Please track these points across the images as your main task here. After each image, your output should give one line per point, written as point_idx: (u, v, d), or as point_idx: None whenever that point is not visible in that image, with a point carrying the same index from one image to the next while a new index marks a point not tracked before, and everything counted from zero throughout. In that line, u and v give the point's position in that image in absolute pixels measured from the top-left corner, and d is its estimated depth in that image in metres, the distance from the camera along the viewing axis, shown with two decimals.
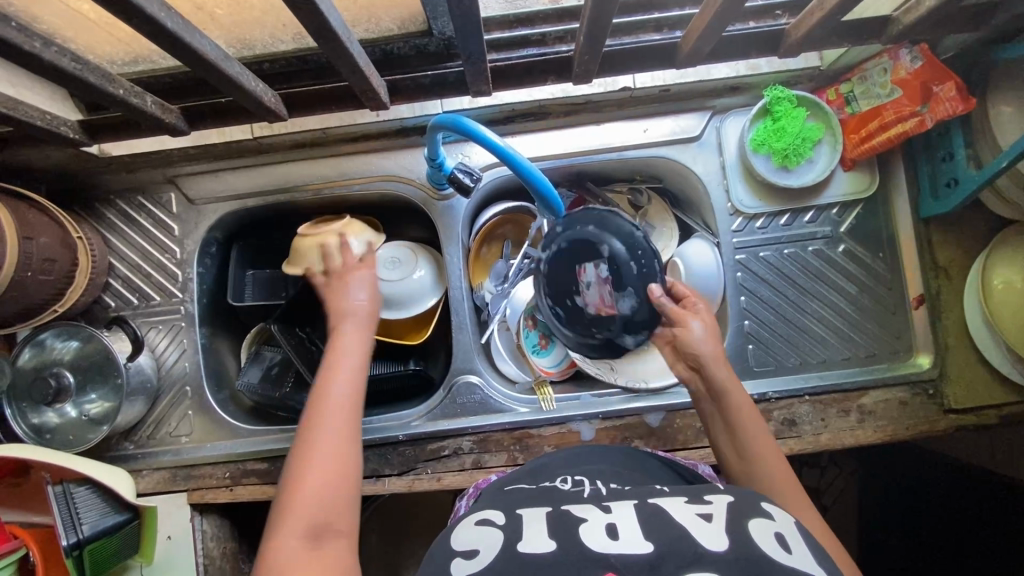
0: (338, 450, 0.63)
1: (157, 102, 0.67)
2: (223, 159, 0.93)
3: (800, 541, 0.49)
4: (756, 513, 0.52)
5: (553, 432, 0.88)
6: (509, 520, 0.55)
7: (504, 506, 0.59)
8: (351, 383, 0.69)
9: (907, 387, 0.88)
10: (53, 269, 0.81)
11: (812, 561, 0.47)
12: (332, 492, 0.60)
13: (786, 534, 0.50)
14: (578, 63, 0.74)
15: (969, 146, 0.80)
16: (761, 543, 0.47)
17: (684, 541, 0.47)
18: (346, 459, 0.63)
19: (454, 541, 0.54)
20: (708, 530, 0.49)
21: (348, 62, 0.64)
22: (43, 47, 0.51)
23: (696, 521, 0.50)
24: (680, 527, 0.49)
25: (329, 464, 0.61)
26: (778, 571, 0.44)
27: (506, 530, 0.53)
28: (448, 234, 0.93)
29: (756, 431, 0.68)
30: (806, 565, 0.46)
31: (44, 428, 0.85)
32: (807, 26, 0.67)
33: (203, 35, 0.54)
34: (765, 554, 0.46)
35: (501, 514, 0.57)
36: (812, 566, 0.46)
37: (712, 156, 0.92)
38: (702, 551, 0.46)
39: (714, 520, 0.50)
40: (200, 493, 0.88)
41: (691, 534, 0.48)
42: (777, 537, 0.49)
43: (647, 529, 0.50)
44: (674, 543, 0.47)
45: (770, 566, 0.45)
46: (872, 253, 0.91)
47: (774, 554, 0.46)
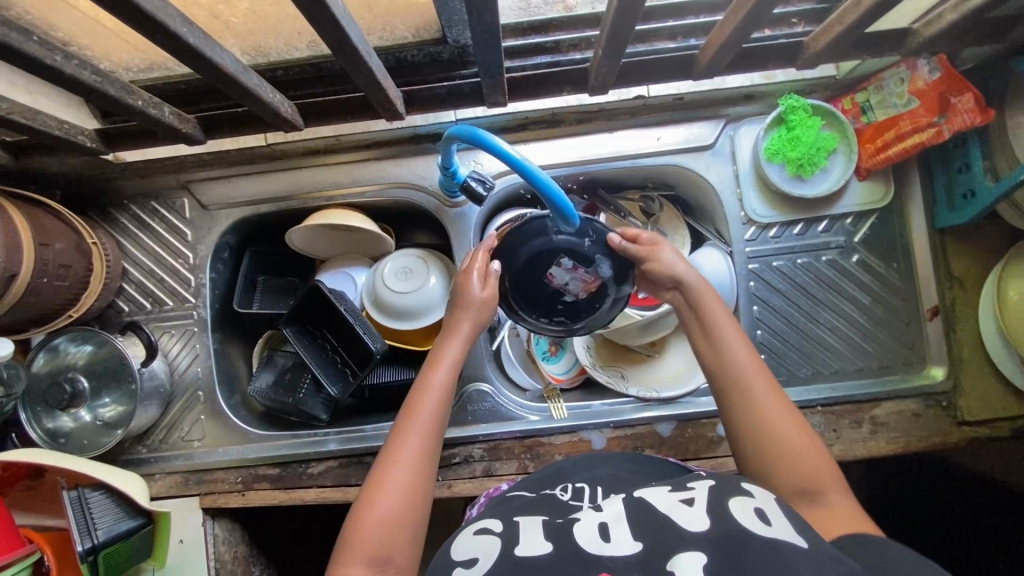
0: (411, 488, 0.64)
1: (174, 111, 0.67)
2: (236, 165, 0.93)
3: (778, 513, 0.50)
4: (736, 492, 0.53)
5: (564, 440, 0.88)
6: (506, 528, 0.56)
7: (502, 514, 0.60)
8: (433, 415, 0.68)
9: (920, 399, 0.87)
10: (68, 275, 0.82)
11: (792, 532, 0.48)
12: (397, 527, 0.61)
13: (767, 509, 0.51)
14: (594, 75, 0.74)
15: (986, 157, 0.79)
16: (741, 519, 0.48)
17: (667, 527, 0.48)
18: (416, 495, 0.63)
19: (454, 552, 0.55)
20: (689, 514, 0.50)
21: (365, 74, 0.64)
22: (65, 60, 0.51)
23: (679, 507, 0.51)
24: (662, 516, 0.50)
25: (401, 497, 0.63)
26: (759, 546, 0.45)
27: (505, 535, 0.54)
28: (460, 242, 0.93)
29: (742, 353, 0.68)
30: (787, 536, 0.47)
31: (59, 432, 0.85)
32: (827, 39, 0.67)
33: (223, 49, 0.54)
34: (745, 528, 0.47)
35: (499, 521, 0.58)
36: (791, 537, 0.47)
37: (725, 164, 0.92)
38: (685, 535, 0.47)
39: (696, 503, 0.51)
40: (212, 497, 0.88)
41: (672, 519, 0.49)
42: (757, 513, 0.50)
43: (634, 522, 0.50)
44: (659, 533, 0.48)
45: (750, 540, 0.45)
46: (886, 264, 0.91)
47: (753, 529, 0.47)
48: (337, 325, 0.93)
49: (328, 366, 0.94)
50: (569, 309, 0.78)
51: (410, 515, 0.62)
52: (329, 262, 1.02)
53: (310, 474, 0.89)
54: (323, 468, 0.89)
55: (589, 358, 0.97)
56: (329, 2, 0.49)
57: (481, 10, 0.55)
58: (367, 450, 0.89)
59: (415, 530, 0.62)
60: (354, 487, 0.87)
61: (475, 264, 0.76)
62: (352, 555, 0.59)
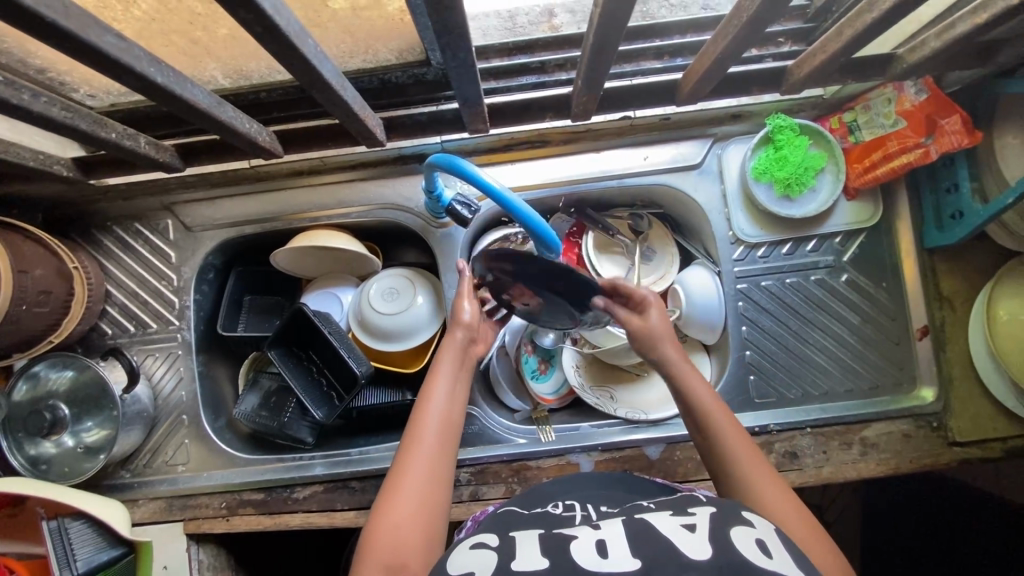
0: (427, 493, 0.59)
1: (150, 141, 0.67)
2: (219, 187, 0.93)
3: (780, 544, 0.49)
4: (738, 520, 0.52)
5: (551, 463, 0.87)
6: (502, 543, 0.54)
7: (498, 531, 0.58)
8: (441, 425, 0.65)
9: (910, 420, 0.87)
10: (48, 300, 0.81)
11: (794, 566, 0.47)
12: (414, 534, 0.56)
13: (768, 540, 0.49)
14: (577, 103, 0.73)
15: (974, 178, 0.79)
16: (744, 549, 0.47)
17: (668, 552, 0.47)
18: (433, 505, 0.58)
19: (450, 566, 0.52)
20: (691, 541, 0.49)
21: (342, 107, 0.63)
22: (32, 98, 0.51)
23: (680, 532, 0.50)
24: (664, 540, 0.49)
25: (417, 505, 0.58)
26: None
27: (499, 550, 0.52)
28: (446, 262, 0.92)
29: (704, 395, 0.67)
30: (787, 569, 0.46)
31: (40, 459, 0.84)
32: (810, 65, 0.66)
33: (194, 84, 0.53)
34: (748, 560, 0.46)
35: (495, 537, 0.55)
36: (793, 570, 0.46)
37: (712, 183, 0.91)
38: (687, 561, 0.46)
39: (699, 529, 0.50)
40: (196, 523, 0.87)
41: (674, 546, 0.48)
42: (759, 544, 0.49)
43: (634, 543, 0.49)
44: (660, 556, 0.46)
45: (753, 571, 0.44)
46: (877, 283, 0.90)
47: (755, 559, 0.46)
48: (321, 347, 0.93)
49: (313, 388, 0.93)
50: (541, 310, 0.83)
51: (428, 529, 0.57)
52: (315, 282, 1.01)
53: (295, 499, 0.88)
54: (308, 492, 0.88)
55: (578, 378, 0.96)
56: (298, 40, 0.48)
57: (455, 45, 0.55)
58: (352, 475, 0.88)
59: (433, 541, 0.57)
60: (340, 512, 0.87)
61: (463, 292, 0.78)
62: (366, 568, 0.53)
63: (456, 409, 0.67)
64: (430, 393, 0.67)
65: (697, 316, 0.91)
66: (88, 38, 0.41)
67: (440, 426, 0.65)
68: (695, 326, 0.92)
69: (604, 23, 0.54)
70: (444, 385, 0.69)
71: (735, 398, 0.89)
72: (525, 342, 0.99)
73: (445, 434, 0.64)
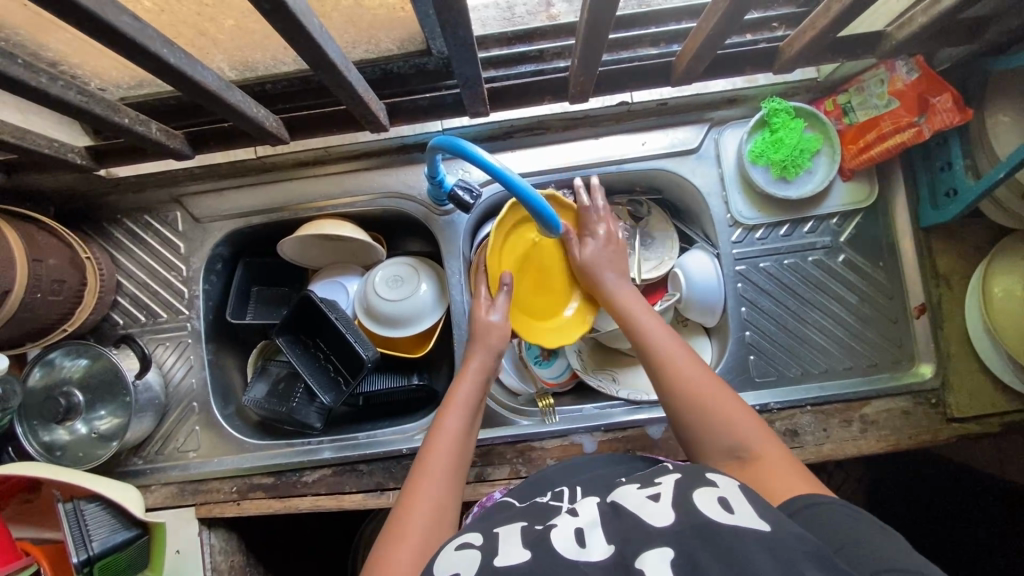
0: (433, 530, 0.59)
1: (161, 128, 0.69)
2: (227, 178, 0.95)
3: (742, 498, 0.49)
4: (701, 483, 0.52)
5: (555, 444, 0.89)
6: (486, 540, 0.54)
7: (483, 526, 0.58)
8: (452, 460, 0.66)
9: (910, 396, 0.88)
10: (62, 289, 0.83)
11: (755, 516, 0.47)
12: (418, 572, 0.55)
13: (730, 496, 0.50)
14: (574, 84, 0.75)
15: (967, 156, 0.80)
16: (706, 510, 0.47)
17: (632, 528, 0.48)
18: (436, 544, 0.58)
19: (435, 567, 0.52)
20: (657, 511, 0.49)
21: (346, 89, 0.65)
22: (50, 82, 0.53)
23: (646, 504, 0.51)
24: (632, 516, 0.49)
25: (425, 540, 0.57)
26: (725, 535, 0.44)
27: (484, 546, 0.52)
28: (449, 248, 0.94)
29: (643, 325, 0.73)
30: (750, 521, 0.46)
31: (55, 445, 0.86)
32: (801, 43, 0.68)
33: (205, 67, 0.55)
34: (710, 519, 0.46)
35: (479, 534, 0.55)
36: (755, 522, 0.46)
37: (710, 167, 0.93)
38: (651, 533, 0.47)
39: (664, 498, 0.51)
40: (208, 507, 0.89)
41: (640, 520, 0.49)
42: (721, 501, 0.49)
43: (609, 530, 0.49)
44: (629, 535, 0.47)
45: (715, 531, 0.45)
46: (872, 262, 0.92)
47: (717, 518, 0.46)
48: (328, 336, 0.95)
49: (322, 373, 0.95)
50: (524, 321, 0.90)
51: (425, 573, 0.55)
52: (322, 272, 1.03)
53: (305, 482, 0.89)
54: (317, 476, 0.90)
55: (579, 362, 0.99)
56: (301, 19, 0.50)
57: (453, 25, 0.56)
58: (361, 458, 0.89)
59: None
60: (348, 495, 0.88)
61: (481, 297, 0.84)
62: None
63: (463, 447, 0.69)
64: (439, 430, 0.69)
65: (699, 297, 0.92)
66: (106, 17, 0.43)
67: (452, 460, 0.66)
68: (697, 308, 0.93)
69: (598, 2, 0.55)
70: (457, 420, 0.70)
71: (735, 377, 0.91)
72: None
73: (452, 472, 0.65)
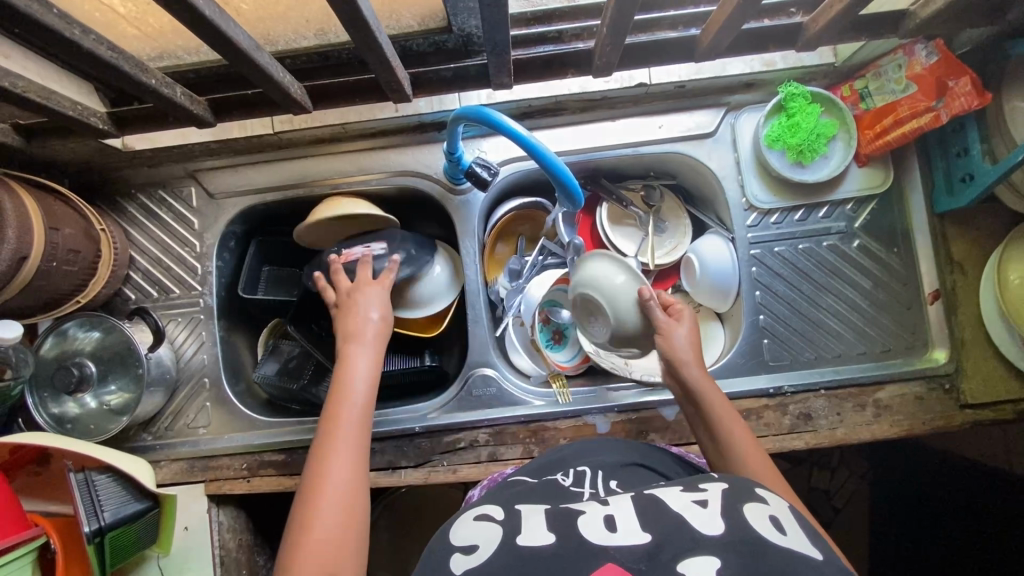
0: (347, 504, 0.61)
1: (186, 92, 0.68)
2: (243, 154, 0.94)
3: (792, 521, 0.50)
4: (751, 498, 0.53)
5: (568, 424, 0.88)
6: (507, 516, 0.56)
7: (504, 501, 0.61)
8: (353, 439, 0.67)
9: (923, 382, 0.88)
10: (77, 260, 0.82)
11: (806, 543, 0.47)
12: (341, 540, 0.58)
13: (782, 517, 0.51)
14: (599, 56, 0.75)
15: (983, 141, 0.81)
16: (757, 525, 0.48)
17: (681, 529, 0.48)
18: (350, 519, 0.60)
19: (455, 539, 0.55)
20: (704, 516, 0.50)
21: (375, 54, 0.64)
22: (82, 34, 0.53)
23: (692, 508, 0.51)
24: (676, 516, 0.50)
25: (342, 509, 0.60)
26: (775, 555, 0.44)
27: (506, 523, 0.55)
28: (464, 228, 0.94)
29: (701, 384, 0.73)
30: (798, 545, 0.47)
31: (65, 417, 0.86)
32: (825, 20, 0.69)
33: (237, 26, 0.55)
34: (761, 535, 0.47)
35: (501, 509, 0.58)
36: (806, 547, 0.46)
37: (726, 151, 0.93)
38: (699, 538, 0.47)
39: (710, 505, 0.51)
40: (217, 484, 0.88)
41: (686, 520, 0.49)
42: (772, 520, 0.50)
43: (644, 520, 0.51)
44: (672, 532, 0.48)
45: (764, 547, 0.45)
46: (887, 248, 0.92)
47: (769, 536, 0.47)
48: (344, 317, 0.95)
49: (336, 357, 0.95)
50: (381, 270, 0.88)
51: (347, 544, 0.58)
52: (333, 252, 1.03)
53: None
54: None
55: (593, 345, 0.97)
56: None
57: None
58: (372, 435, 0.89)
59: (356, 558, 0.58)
60: None
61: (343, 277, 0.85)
62: None
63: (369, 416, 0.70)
64: (344, 400, 0.70)
65: (711, 281, 0.93)
66: None
67: (357, 424, 0.69)
68: (709, 292, 0.94)
69: None
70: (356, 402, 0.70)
71: (748, 361, 0.91)
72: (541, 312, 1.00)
73: (358, 438, 0.68)
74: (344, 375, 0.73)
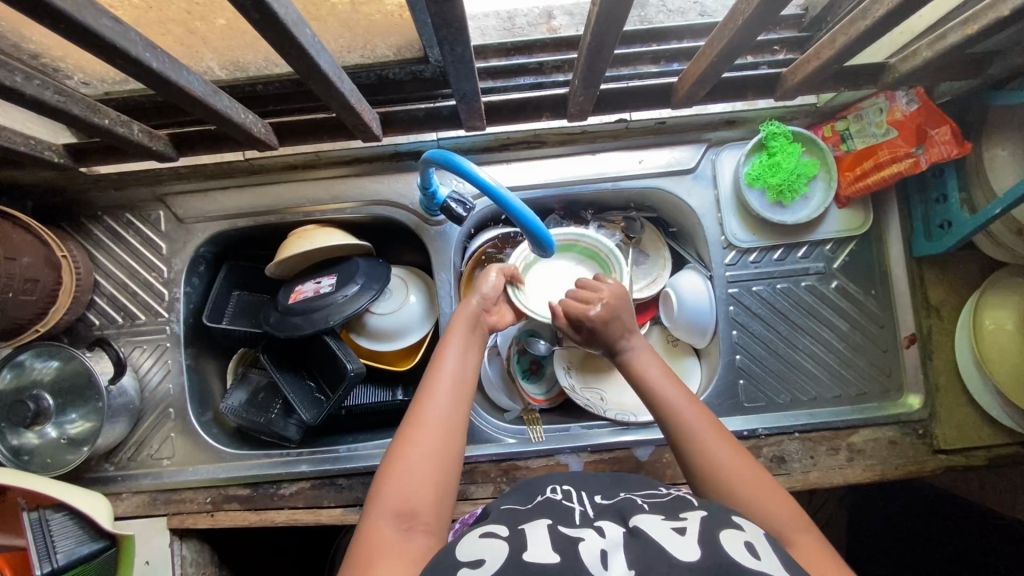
0: (440, 439, 0.59)
1: (144, 129, 0.67)
2: (213, 179, 0.92)
3: (769, 549, 0.48)
4: (725, 525, 0.50)
5: (540, 464, 0.87)
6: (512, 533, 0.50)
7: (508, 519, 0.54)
8: (454, 384, 0.64)
9: (897, 426, 0.87)
10: (35, 289, 0.80)
11: (780, 568, 0.46)
12: (428, 483, 0.55)
13: (757, 543, 0.49)
14: (572, 103, 0.74)
15: (962, 189, 0.80)
16: (732, 552, 0.46)
17: (656, 554, 0.45)
18: (444, 457, 0.58)
19: (457, 554, 0.49)
20: (680, 542, 0.47)
21: (338, 99, 0.63)
22: (25, 80, 0.51)
23: (669, 533, 0.48)
24: (655, 545, 0.46)
25: (433, 455, 0.57)
26: None
27: (512, 540, 0.49)
28: (440, 260, 0.92)
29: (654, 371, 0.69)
30: (774, 571, 0.45)
31: (22, 449, 0.83)
32: (804, 72, 0.68)
33: (190, 72, 0.55)
34: (737, 563, 0.45)
35: (505, 526, 0.52)
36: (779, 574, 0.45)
37: (706, 189, 0.92)
38: (676, 562, 0.44)
39: (688, 533, 0.48)
40: (180, 518, 0.86)
41: (663, 545, 0.46)
42: (747, 546, 0.47)
43: (632, 547, 0.46)
44: (652, 561, 0.44)
45: (743, 574, 0.43)
46: (865, 291, 0.91)
47: (742, 560, 0.45)
48: (309, 348, 0.93)
49: (305, 390, 0.92)
50: (337, 281, 0.90)
51: (436, 481, 0.56)
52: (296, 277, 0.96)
53: (282, 495, 0.87)
54: (295, 489, 0.87)
55: (569, 380, 0.97)
56: (296, 31, 0.48)
57: (453, 40, 0.54)
58: (340, 471, 0.87)
59: (444, 491, 0.56)
60: (326, 509, 0.86)
61: (306, 289, 0.91)
62: (378, 508, 0.53)
63: (466, 374, 0.66)
64: (442, 361, 0.66)
65: (688, 319, 0.92)
66: (86, 20, 0.41)
67: (456, 382, 0.64)
68: (687, 329, 0.92)
69: (599, 24, 0.54)
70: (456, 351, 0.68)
71: (724, 401, 0.89)
72: (517, 342, 0.99)
73: (456, 398, 0.63)
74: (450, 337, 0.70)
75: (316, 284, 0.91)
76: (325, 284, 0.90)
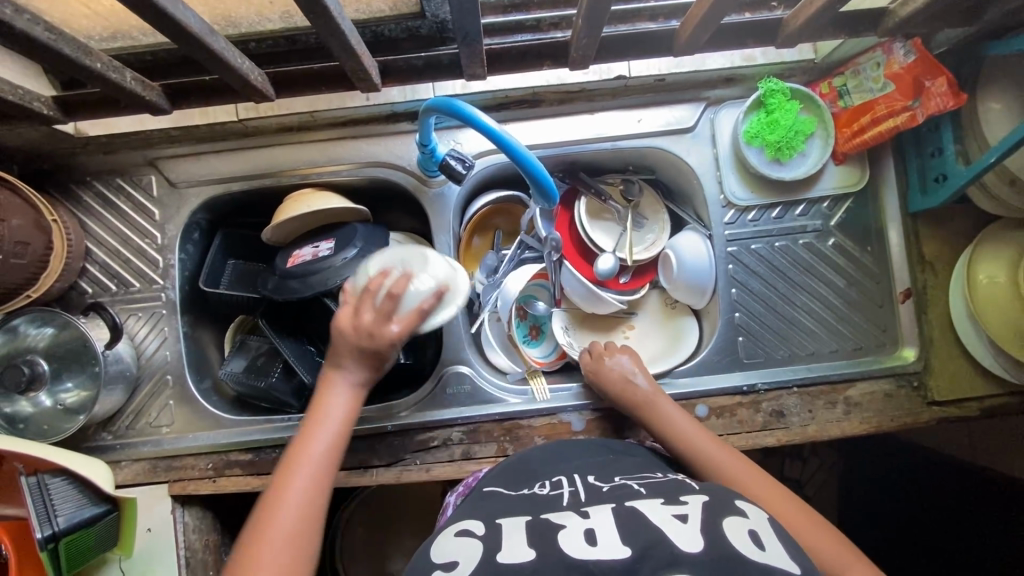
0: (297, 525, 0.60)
1: (137, 78, 0.66)
2: (206, 142, 0.91)
3: (771, 535, 0.49)
4: (730, 511, 0.52)
5: (543, 422, 0.88)
6: (489, 531, 0.53)
7: (485, 513, 0.58)
8: (316, 469, 0.64)
9: (893, 379, 0.89)
10: (26, 252, 0.78)
11: (784, 556, 0.46)
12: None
13: (760, 531, 0.49)
14: (575, 49, 0.73)
15: (958, 142, 0.81)
16: (736, 542, 0.47)
17: (659, 543, 0.47)
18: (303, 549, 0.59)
19: (434, 555, 0.52)
20: (683, 531, 0.48)
21: (338, 40, 0.61)
22: (15, 14, 0.50)
23: (672, 521, 0.50)
24: (654, 528, 0.49)
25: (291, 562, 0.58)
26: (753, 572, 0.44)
27: (486, 539, 0.52)
28: (439, 222, 0.91)
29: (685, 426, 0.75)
30: (778, 560, 0.46)
31: (17, 417, 0.81)
32: (806, 14, 0.68)
33: (187, 8, 0.53)
34: (739, 552, 0.46)
35: (480, 523, 0.55)
36: (783, 562, 0.46)
37: (705, 147, 0.92)
38: (678, 553, 0.46)
39: (691, 520, 0.50)
40: (182, 485, 0.86)
41: (666, 536, 0.48)
42: (751, 534, 0.49)
43: (625, 532, 0.49)
44: (651, 546, 0.47)
45: (744, 565, 0.44)
46: (862, 247, 0.92)
47: (746, 551, 0.46)
48: (310, 312, 0.92)
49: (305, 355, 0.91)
50: (337, 245, 0.88)
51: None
52: (289, 241, 0.94)
53: None
54: None
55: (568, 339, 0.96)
56: None
57: None
58: None
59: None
60: None
61: (304, 253, 0.89)
62: None
63: (331, 456, 0.66)
64: (312, 441, 0.66)
65: (688, 279, 0.92)
66: None
67: (320, 469, 0.65)
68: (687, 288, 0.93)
69: None
70: (326, 430, 0.68)
71: (722, 358, 0.90)
72: (517, 307, 0.96)
73: (318, 482, 0.64)
74: (321, 416, 0.69)
75: (315, 249, 0.89)
76: (323, 248, 0.89)
